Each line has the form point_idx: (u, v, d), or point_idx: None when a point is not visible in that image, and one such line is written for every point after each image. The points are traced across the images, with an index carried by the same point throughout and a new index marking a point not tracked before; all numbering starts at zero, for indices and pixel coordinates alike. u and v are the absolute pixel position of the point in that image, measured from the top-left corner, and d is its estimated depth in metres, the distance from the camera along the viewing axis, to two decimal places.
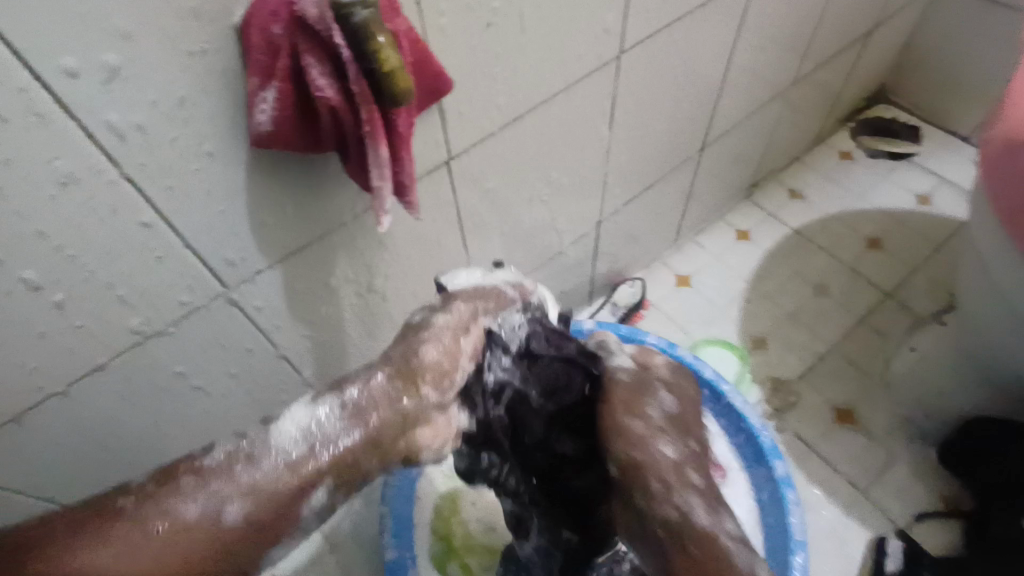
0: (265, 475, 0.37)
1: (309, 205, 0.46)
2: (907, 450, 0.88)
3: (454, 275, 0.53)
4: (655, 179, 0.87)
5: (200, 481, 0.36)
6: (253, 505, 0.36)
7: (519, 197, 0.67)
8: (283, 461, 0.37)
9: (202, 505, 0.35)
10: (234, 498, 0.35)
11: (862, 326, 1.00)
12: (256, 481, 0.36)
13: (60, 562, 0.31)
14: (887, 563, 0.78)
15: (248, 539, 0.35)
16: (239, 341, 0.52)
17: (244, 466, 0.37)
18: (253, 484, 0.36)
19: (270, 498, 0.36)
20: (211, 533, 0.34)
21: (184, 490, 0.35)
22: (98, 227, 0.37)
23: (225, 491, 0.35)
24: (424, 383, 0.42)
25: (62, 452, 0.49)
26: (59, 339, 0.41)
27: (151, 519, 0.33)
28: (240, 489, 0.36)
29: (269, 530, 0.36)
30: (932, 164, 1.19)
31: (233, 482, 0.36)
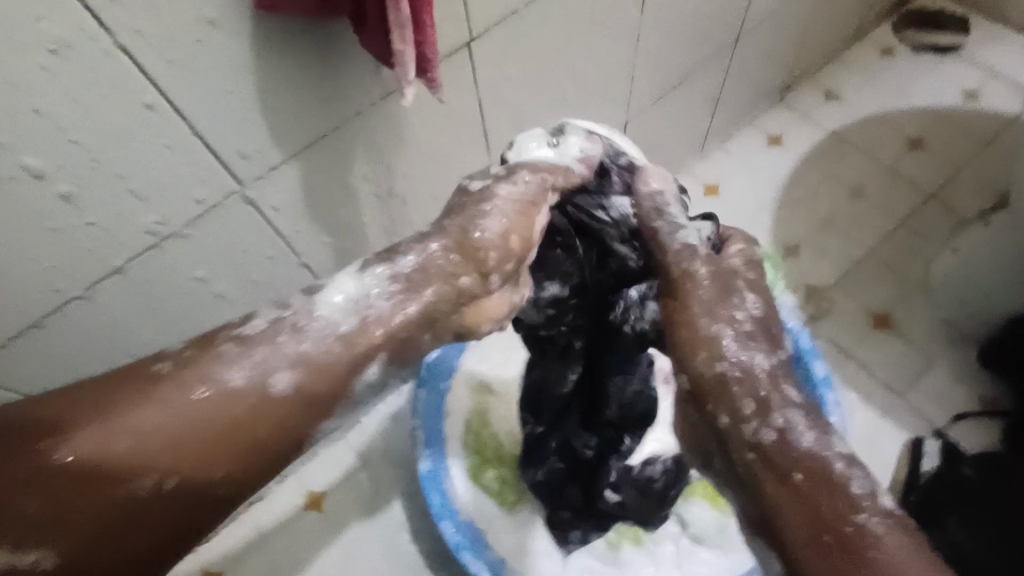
0: (312, 346, 0.35)
1: (325, 89, 0.42)
2: (946, 351, 0.86)
3: (524, 144, 0.46)
4: (685, 76, 0.81)
5: (243, 347, 0.34)
6: (305, 376, 0.34)
7: (543, 91, 0.62)
8: (333, 333, 0.35)
9: (247, 373, 0.33)
10: (282, 367, 0.34)
11: (901, 229, 0.96)
12: (303, 351, 0.34)
13: (101, 420, 0.30)
14: (922, 462, 0.78)
15: (298, 409, 0.34)
16: (258, 245, 0.50)
17: (288, 336, 0.35)
18: (301, 355, 0.34)
19: (319, 370, 0.34)
20: (260, 399, 0.33)
21: (225, 357, 0.33)
22: (98, 106, 0.34)
23: (271, 358, 0.34)
24: (486, 259, 0.40)
25: (90, 361, 0.48)
26: (73, 236, 0.39)
27: (193, 382, 0.32)
28: (288, 358, 0.34)
29: (321, 400, 0.35)
30: (982, 57, 1.10)
31: (277, 349, 0.34)
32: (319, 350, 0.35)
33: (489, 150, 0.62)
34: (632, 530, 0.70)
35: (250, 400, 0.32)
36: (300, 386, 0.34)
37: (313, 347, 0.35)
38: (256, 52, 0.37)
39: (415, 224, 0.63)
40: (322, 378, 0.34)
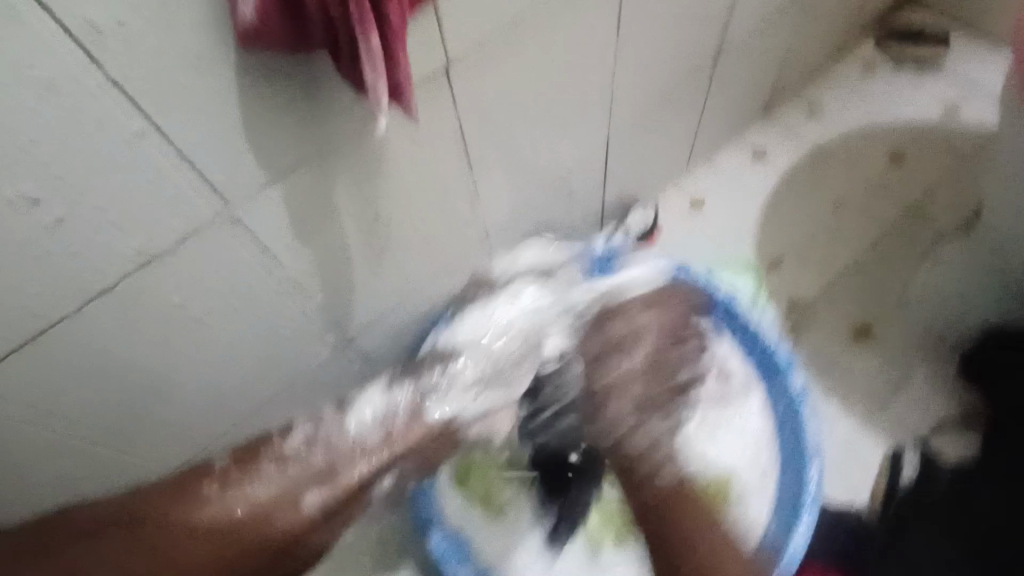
0: (349, 471, 0.43)
1: (309, 116, 0.45)
2: (928, 362, 0.87)
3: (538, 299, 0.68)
4: (666, 94, 0.83)
5: (281, 464, 0.42)
6: (331, 497, 0.42)
7: (523, 114, 0.64)
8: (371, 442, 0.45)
9: (292, 495, 0.41)
10: (311, 488, 0.41)
11: (882, 241, 0.97)
12: (331, 470, 0.43)
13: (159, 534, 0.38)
14: (903, 470, 0.79)
15: (320, 527, 0.41)
16: (247, 263, 0.52)
17: (318, 449, 0.43)
18: (332, 479, 0.42)
19: (334, 491, 0.42)
20: (299, 520, 0.41)
21: (263, 473, 0.41)
22: (90, 137, 0.37)
23: (297, 480, 0.41)
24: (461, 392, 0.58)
25: (96, 383, 0.51)
26: (67, 256, 0.41)
27: (228, 507, 0.39)
28: (320, 484, 0.42)
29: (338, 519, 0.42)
30: (962, 70, 1.12)
31: (310, 461, 0.42)
32: (369, 469, 0.44)
33: (472, 168, 0.64)
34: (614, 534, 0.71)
35: (286, 521, 0.40)
36: (325, 505, 0.41)
37: (353, 463, 0.44)
38: (242, 83, 0.40)
39: (400, 242, 0.65)
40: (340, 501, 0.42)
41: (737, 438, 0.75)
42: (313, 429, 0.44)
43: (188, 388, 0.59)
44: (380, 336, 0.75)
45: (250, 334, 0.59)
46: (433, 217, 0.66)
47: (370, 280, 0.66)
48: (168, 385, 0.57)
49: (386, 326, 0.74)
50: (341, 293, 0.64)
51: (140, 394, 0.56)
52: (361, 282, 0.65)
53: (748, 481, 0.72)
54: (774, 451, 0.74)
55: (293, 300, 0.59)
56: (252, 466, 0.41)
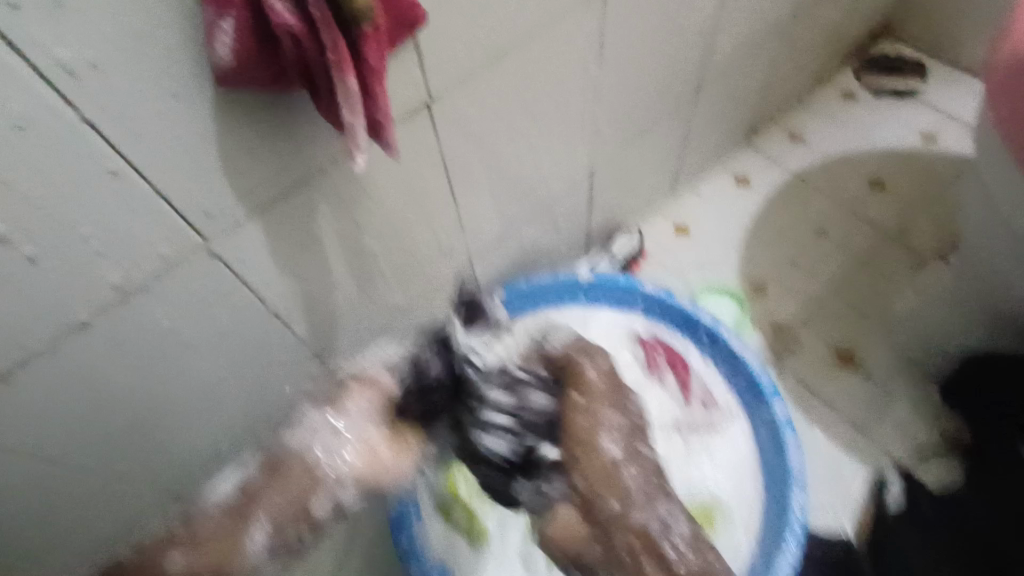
0: (207, 524, 0.53)
1: (289, 149, 0.45)
2: (910, 388, 0.88)
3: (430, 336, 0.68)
4: (647, 124, 0.85)
5: (153, 549, 0.52)
6: (195, 554, 0.52)
7: (506, 145, 0.65)
8: (215, 506, 0.55)
9: (173, 571, 0.51)
10: (176, 552, 0.51)
11: (863, 267, 0.99)
12: (196, 531, 0.53)
13: None
14: (886, 499, 0.79)
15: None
16: (226, 296, 0.51)
17: (180, 536, 0.53)
18: (197, 538, 0.53)
19: (209, 537, 0.53)
20: (182, 574, 0.50)
21: (142, 572, 0.50)
22: (63, 175, 0.36)
23: (174, 553, 0.51)
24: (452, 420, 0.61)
25: (66, 421, 0.50)
26: (39, 294, 0.40)
27: None
28: (183, 543, 0.52)
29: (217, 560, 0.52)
30: (938, 99, 1.15)
31: (179, 545, 0.52)
32: (199, 533, 0.53)
33: (455, 199, 0.65)
34: None
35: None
36: (190, 556, 0.51)
37: (201, 529, 0.53)
38: (221, 120, 0.40)
39: (383, 270, 0.64)
40: (207, 551, 0.52)
41: (719, 466, 0.75)
42: (174, 525, 0.54)
43: (161, 424, 0.58)
44: None
45: (228, 367, 0.58)
46: (416, 246, 0.65)
47: (351, 311, 0.65)
48: (142, 421, 0.56)
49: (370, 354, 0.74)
50: (323, 324, 0.63)
51: (115, 430, 0.55)
52: (343, 312, 0.64)
53: (732, 509, 0.72)
54: (758, 478, 0.73)
55: (273, 331, 0.59)
56: (129, 563, 0.51)
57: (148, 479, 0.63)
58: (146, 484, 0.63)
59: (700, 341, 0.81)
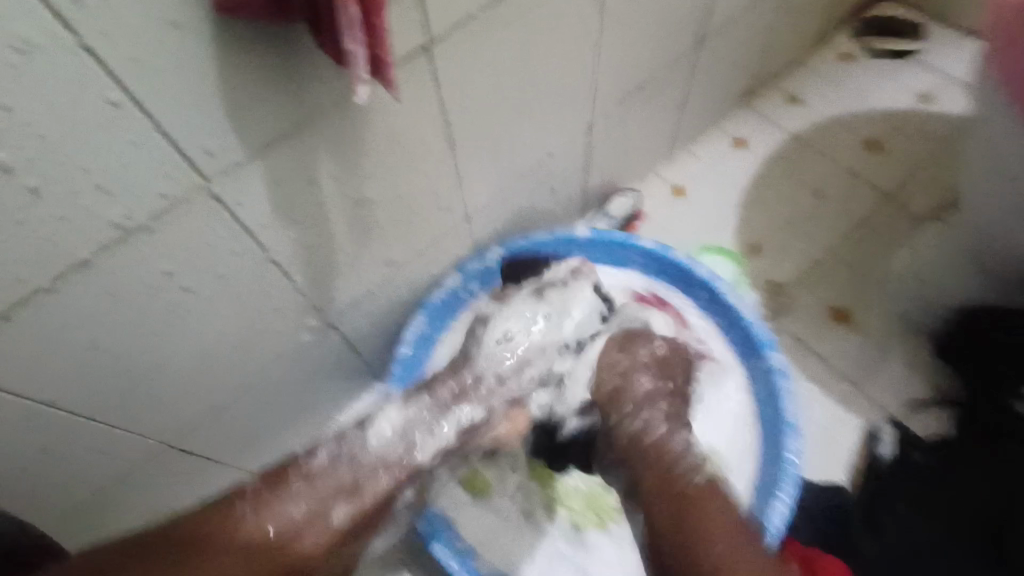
0: (367, 478, 0.53)
1: (286, 87, 0.44)
2: (902, 344, 0.90)
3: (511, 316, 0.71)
4: (648, 79, 0.84)
5: (311, 482, 0.52)
6: (357, 508, 0.52)
7: (506, 96, 0.64)
8: (383, 460, 0.55)
9: (321, 510, 0.51)
10: (341, 503, 0.52)
11: (859, 227, 0.99)
12: (361, 486, 0.53)
13: (198, 543, 0.46)
14: (880, 448, 0.81)
15: (349, 531, 0.52)
16: (226, 241, 0.51)
17: (348, 463, 0.54)
18: (359, 488, 0.53)
19: (367, 498, 0.53)
20: (327, 527, 0.51)
21: (297, 493, 0.51)
22: (64, 103, 0.36)
23: (330, 497, 0.51)
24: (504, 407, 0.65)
25: (72, 364, 0.50)
26: (39, 228, 0.40)
27: (270, 519, 0.49)
28: (345, 495, 0.52)
29: (361, 524, 0.53)
30: (936, 61, 1.15)
31: (341, 480, 0.53)
32: (366, 487, 0.53)
33: (454, 151, 0.64)
34: (592, 515, 0.72)
35: (315, 536, 0.50)
36: (354, 517, 0.52)
37: (368, 481, 0.53)
38: (221, 54, 0.39)
39: (384, 222, 0.64)
40: (365, 507, 0.53)
41: (715, 417, 0.76)
42: (337, 447, 0.54)
43: (165, 373, 0.58)
44: (363, 319, 0.75)
45: (230, 316, 0.58)
46: (416, 197, 0.65)
47: (351, 263, 0.65)
48: (145, 369, 0.56)
49: (369, 308, 0.74)
50: (324, 274, 0.63)
51: (119, 378, 0.55)
52: (343, 264, 0.64)
53: (726, 458, 0.74)
54: (754, 428, 0.75)
55: (274, 280, 0.59)
56: (286, 486, 0.51)
57: (155, 430, 0.63)
58: (152, 436, 0.63)
59: (698, 298, 0.83)
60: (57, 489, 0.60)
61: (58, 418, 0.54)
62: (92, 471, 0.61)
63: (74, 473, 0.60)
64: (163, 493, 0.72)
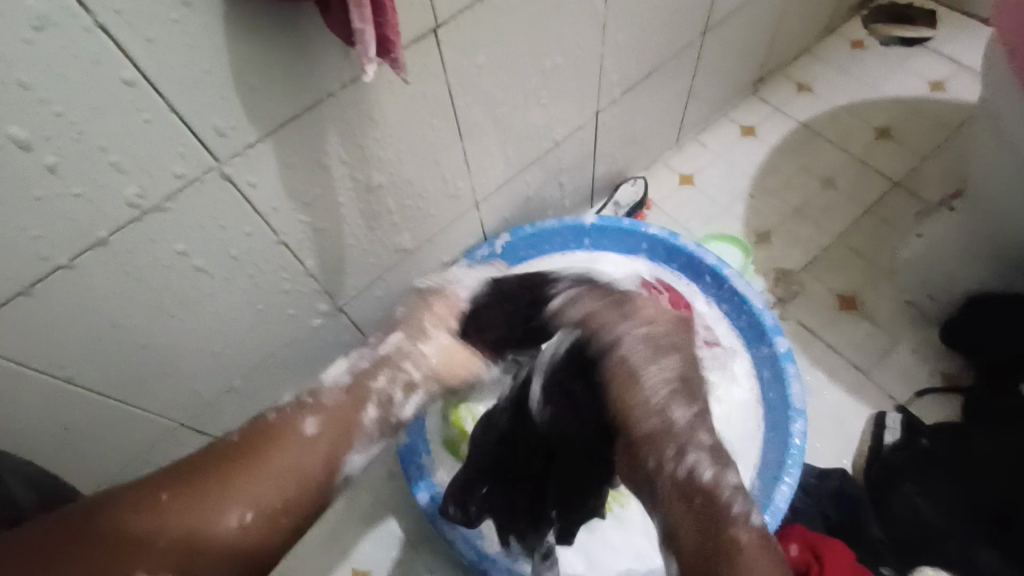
0: (329, 399, 0.51)
1: (297, 69, 0.45)
2: (910, 331, 0.89)
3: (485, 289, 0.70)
4: (656, 66, 0.84)
5: (278, 412, 0.49)
6: (324, 420, 0.49)
7: (512, 80, 0.64)
8: (338, 387, 0.53)
9: (290, 426, 0.48)
10: (309, 419, 0.49)
11: (868, 215, 0.99)
12: (324, 403, 0.51)
13: (166, 479, 0.43)
14: (884, 435, 0.79)
15: (327, 445, 0.48)
16: (238, 223, 0.52)
17: (312, 397, 0.51)
18: (324, 409, 0.50)
19: (336, 413, 0.50)
20: (301, 441, 0.47)
21: (268, 420, 0.48)
22: (81, 81, 0.37)
23: (298, 416, 0.49)
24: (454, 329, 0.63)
25: (90, 341, 0.52)
26: (57, 205, 0.41)
27: (242, 442, 0.46)
28: (313, 412, 0.49)
29: (339, 437, 0.49)
30: (949, 49, 1.13)
31: (307, 407, 0.50)
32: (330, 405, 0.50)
33: (462, 137, 0.65)
34: None
35: (291, 448, 0.46)
36: (326, 428, 0.49)
37: (329, 399, 0.51)
38: (232, 33, 0.40)
39: (393, 207, 0.65)
40: (337, 421, 0.50)
41: (720, 402, 0.77)
42: (298, 395, 0.53)
43: (179, 353, 0.59)
44: (372, 304, 0.76)
45: (242, 298, 0.60)
46: (424, 182, 0.66)
47: (360, 247, 0.66)
48: (160, 349, 0.57)
49: (377, 293, 0.75)
50: (333, 258, 0.64)
51: (136, 356, 0.56)
52: (352, 247, 0.65)
53: (732, 443, 0.75)
54: (759, 413, 0.76)
55: (284, 263, 0.60)
56: (257, 420, 0.48)
57: (170, 409, 0.65)
58: (168, 415, 0.65)
59: (705, 284, 0.83)
60: (78, 463, 0.62)
61: (79, 394, 0.55)
62: (110, 448, 0.63)
63: (89, 450, 0.62)
64: None
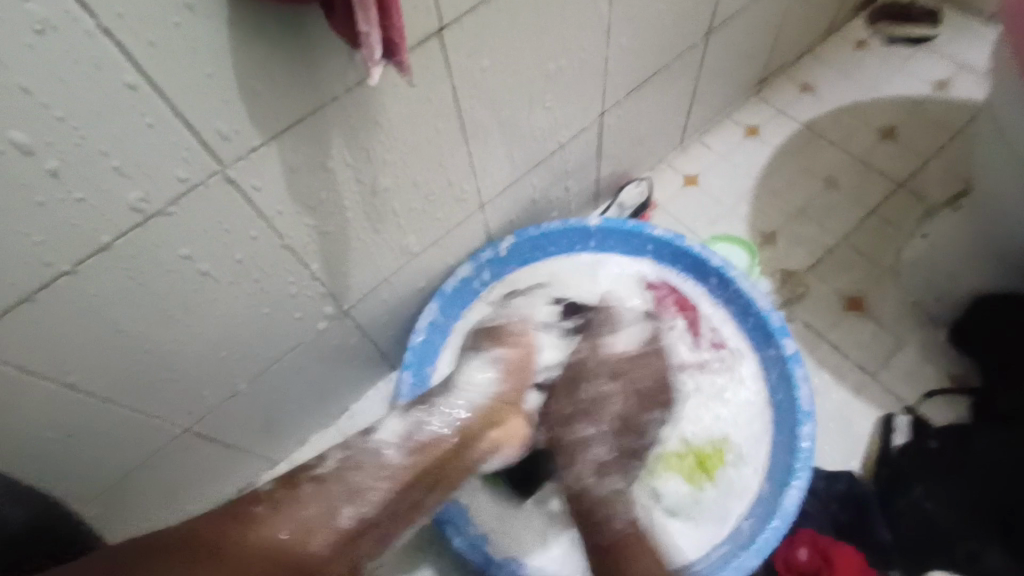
0: (371, 484, 0.53)
1: (300, 71, 0.45)
2: (917, 332, 0.89)
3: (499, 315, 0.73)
4: (659, 67, 0.83)
5: (319, 486, 0.51)
6: (360, 512, 0.51)
7: (518, 83, 0.64)
8: (385, 469, 0.54)
9: (328, 511, 0.50)
10: (347, 506, 0.51)
11: (873, 215, 0.98)
12: (366, 487, 0.52)
13: (209, 542, 0.45)
14: (893, 438, 0.79)
15: (355, 539, 0.51)
16: (241, 227, 0.52)
17: (354, 471, 0.53)
18: (362, 499, 0.52)
19: (375, 503, 0.52)
20: (331, 530, 0.50)
21: (307, 497, 0.51)
22: (83, 85, 0.36)
23: (337, 500, 0.51)
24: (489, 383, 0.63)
25: (93, 347, 0.51)
26: (60, 211, 0.41)
27: (282, 522, 0.48)
28: (355, 502, 0.51)
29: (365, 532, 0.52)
30: (953, 48, 1.13)
31: (347, 487, 0.52)
32: (371, 492, 0.52)
33: (466, 140, 0.65)
34: None
35: (324, 537, 0.49)
36: (361, 520, 0.51)
37: (371, 484, 0.53)
38: (235, 36, 0.40)
39: (397, 210, 0.65)
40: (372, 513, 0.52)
41: (727, 405, 0.77)
42: (344, 454, 0.55)
43: (183, 359, 0.59)
44: (376, 308, 0.75)
45: (244, 304, 0.59)
46: (428, 186, 0.66)
47: (364, 251, 0.66)
48: (164, 354, 0.57)
49: (382, 297, 0.75)
50: (337, 262, 0.64)
51: (140, 362, 0.56)
52: (356, 252, 0.65)
53: (740, 446, 0.74)
54: (767, 415, 0.75)
55: (288, 267, 0.60)
56: (298, 489, 0.51)
57: (174, 413, 0.64)
58: (172, 421, 0.65)
59: (710, 286, 0.83)
60: (81, 469, 0.62)
61: (82, 400, 0.55)
62: (114, 453, 0.63)
63: (92, 456, 0.61)
64: (181, 476, 0.73)
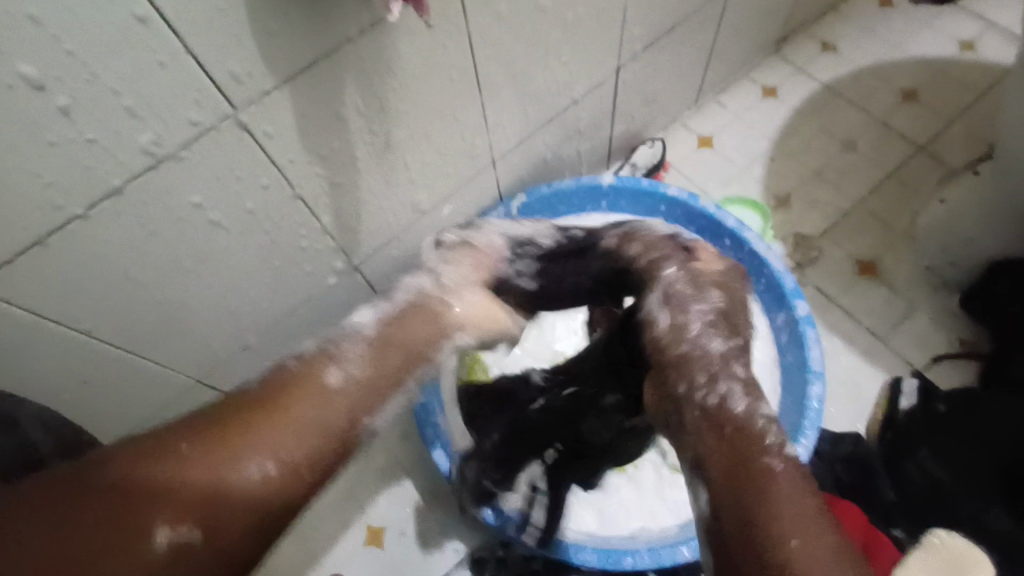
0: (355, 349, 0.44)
1: (315, 11, 0.43)
2: (930, 297, 0.88)
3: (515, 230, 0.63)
4: (679, 20, 0.80)
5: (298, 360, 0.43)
6: (351, 370, 0.43)
7: (534, 32, 0.62)
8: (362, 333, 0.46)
9: (312, 376, 0.41)
10: (332, 368, 0.42)
11: (890, 179, 0.97)
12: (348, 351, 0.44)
13: (178, 444, 0.34)
14: (901, 400, 0.78)
15: (354, 395, 0.41)
16: (254, 175, 0.51)
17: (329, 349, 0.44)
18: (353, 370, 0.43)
19: (369, 366, 0.44)
20: (329, 392, 0.40)
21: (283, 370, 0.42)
22: (94, 19, 0.35)
23: (317, 365, 0.42)
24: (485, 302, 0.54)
25: (106, 293, 0.51)
26: (72, 151, 0.40)
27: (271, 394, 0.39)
28: (338, 361, 0.42)
29: (371, 389, 0.43)
30: (981, 8, 1.09)
31: (330, 359, 0.43)
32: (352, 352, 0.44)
33: (480, 93, 0.63)
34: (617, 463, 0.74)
35: (316, 401, 0.39)
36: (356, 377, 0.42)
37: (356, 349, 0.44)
38: None
39: (409, 163, 0.63)
40: (369, 375, 0.43)
41: None
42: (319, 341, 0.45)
43: (194, 308, 0.59)
44: (386, 264, 0.75)
45: (255, 255, 0.59)
46: (440, 139, 0.64)
47: (374, 205, 0.65)
48: (176, 302, 0.57)
49: (392, 253, 0.74)
50: (348, 215, 0.63)
51: (152, 310, 0.56)
52: (366, 205, 0.64)
53: None
54: (775, 378, 0.76)
55: (299, 218, 0.59)
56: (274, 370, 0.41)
57: (187, 362, 0.64)
58: (184, 369, 0.65)
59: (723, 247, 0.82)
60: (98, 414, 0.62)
61: (96, 347, 0.55)
62: (130, 399, 0.64)
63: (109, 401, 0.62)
64: None
